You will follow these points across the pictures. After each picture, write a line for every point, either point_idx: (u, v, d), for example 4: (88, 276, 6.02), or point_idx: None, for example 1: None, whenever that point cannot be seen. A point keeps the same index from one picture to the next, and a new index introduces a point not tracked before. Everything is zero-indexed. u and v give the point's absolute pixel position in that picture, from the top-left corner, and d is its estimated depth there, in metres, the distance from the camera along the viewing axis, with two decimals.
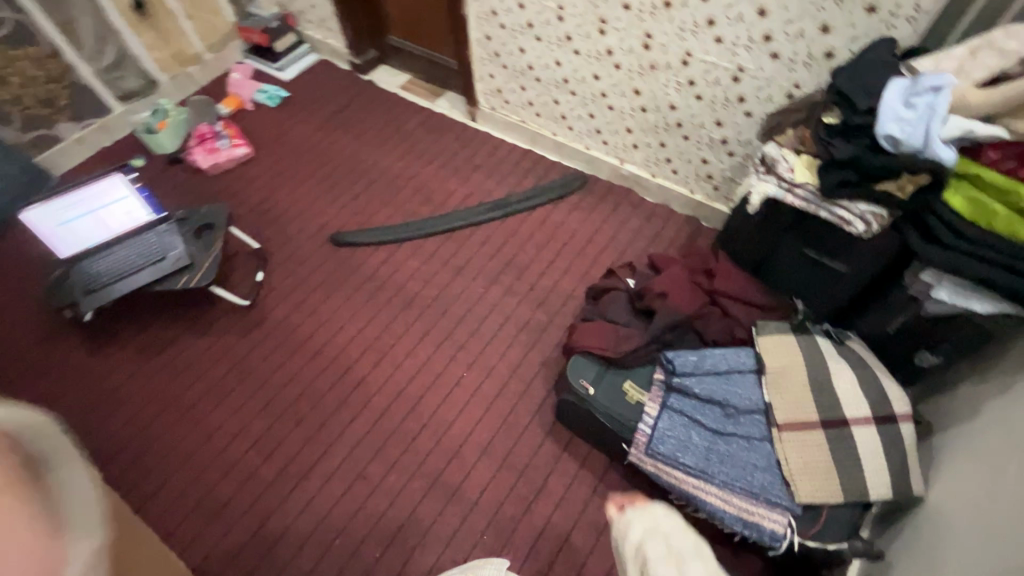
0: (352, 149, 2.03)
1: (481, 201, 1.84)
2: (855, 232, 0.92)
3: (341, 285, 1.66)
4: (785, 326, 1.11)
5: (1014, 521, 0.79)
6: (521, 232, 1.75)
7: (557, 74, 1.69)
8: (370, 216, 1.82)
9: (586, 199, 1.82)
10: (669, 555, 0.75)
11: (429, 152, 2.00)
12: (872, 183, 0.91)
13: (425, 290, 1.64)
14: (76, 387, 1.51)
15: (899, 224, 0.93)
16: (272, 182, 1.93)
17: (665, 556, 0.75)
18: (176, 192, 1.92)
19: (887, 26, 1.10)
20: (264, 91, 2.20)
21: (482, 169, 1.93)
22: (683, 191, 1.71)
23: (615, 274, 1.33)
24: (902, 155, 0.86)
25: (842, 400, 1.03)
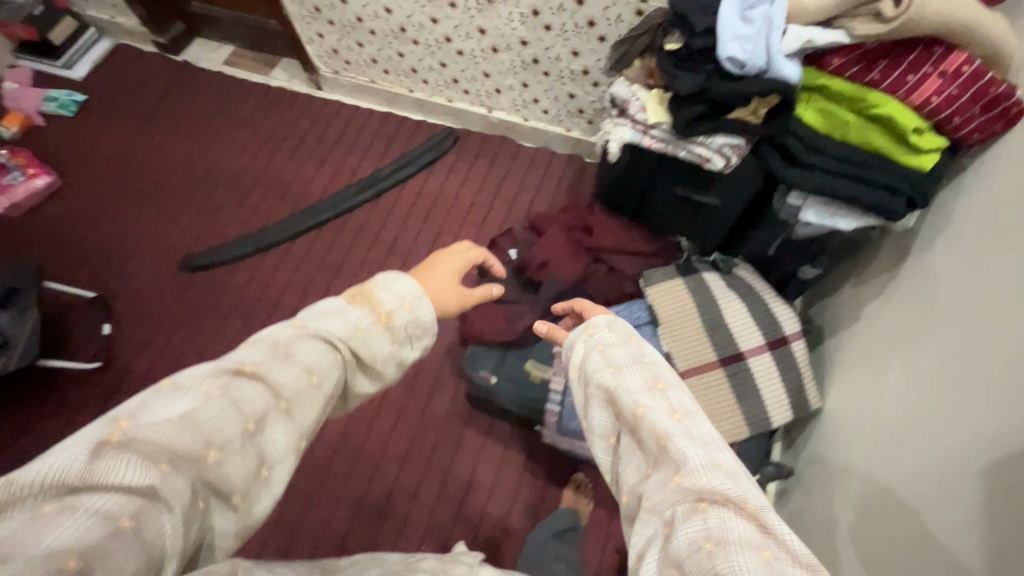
0: (183, 150, 1.72)
1: (347, 184, 1.63)
2: (716, 169, 0.86)
3: (208, 317, 1.45)
4: (672, 269, 1.06)
5: (911, 405, 0.81)
6: (398, 210, 1.59)
7: (392, 23, 1.47)
8: (221, 228, 1.57)
9: (461, 157, 1.66)
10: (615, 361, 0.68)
11: (274, 136, 1.73)
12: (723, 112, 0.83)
13: (306, 300, 1.47)
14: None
15: (759, 149, 0.87)
16: (93, 211, 1.61)
17: (605, 362, 0.69)
18: None
19: None
20: (54, 99, 1.79)
21: (341, 146, 1.70)
22: (559, 131, 1.59)
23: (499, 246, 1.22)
24: (748, 78, 0.78)
25: (736, 333, 1.02)
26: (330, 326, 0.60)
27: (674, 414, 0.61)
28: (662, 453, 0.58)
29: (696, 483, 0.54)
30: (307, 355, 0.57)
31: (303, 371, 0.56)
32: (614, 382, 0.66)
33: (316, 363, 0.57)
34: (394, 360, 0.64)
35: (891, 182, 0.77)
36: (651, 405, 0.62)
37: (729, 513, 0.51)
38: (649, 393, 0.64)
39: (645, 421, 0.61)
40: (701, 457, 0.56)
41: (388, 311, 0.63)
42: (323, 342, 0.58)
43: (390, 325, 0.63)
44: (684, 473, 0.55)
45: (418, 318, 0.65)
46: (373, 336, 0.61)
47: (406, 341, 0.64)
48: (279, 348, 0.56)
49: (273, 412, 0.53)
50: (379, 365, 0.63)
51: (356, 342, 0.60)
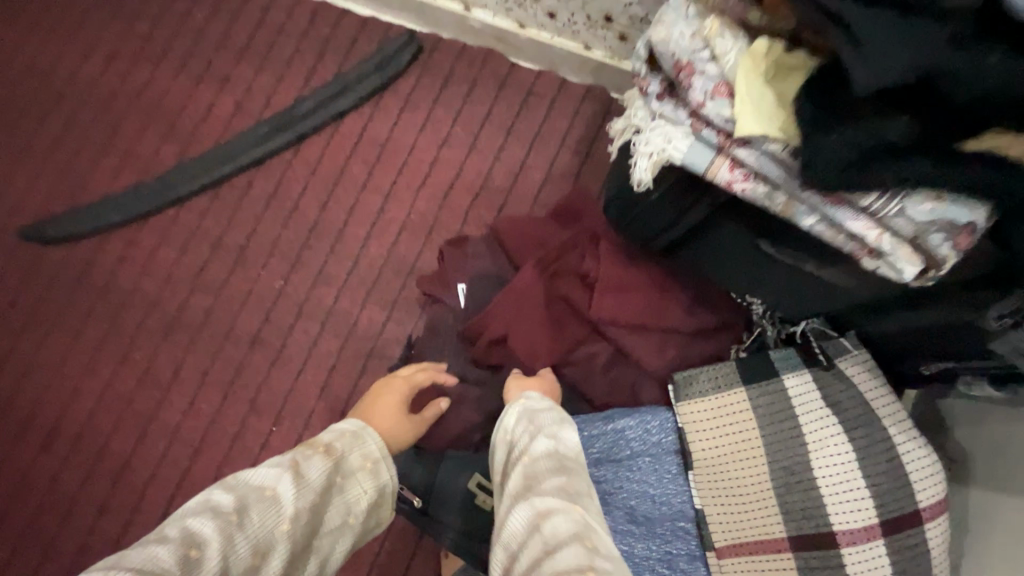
0: (31, 54, 1.18)
1: (257, 120, 1.12)
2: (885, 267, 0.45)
3: (67, 314, 1.06)
4: (727, 368, 0.61)
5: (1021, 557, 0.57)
6: (328, 165, 1.09)
7: None
8: (81, 181, 1.11)
9: (423, 81, 1.10)
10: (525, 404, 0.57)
11: (158, 35, 1.18)
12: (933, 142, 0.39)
13: (197, 297, 1.06)
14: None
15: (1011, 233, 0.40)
16: None
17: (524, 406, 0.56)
18: None
19: None
20: None
21: (251, 56, 1.15)
22: (573, 48, 1.02)
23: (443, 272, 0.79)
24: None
25: (827, 498, 0.57)
26: (265, 499, 0.50)
27: (556, 448, 0.51)
28: (529, 479, 0.48)
29: (541, 502, 0.45)
30: (238, 538, 0.47)
31: (233, 561, 0.46)
32: (520, 417, 0.55)
33: (258, 539, 0.48)
34: (331, 518, 0.53)
35: None
36: (535, 438, 0.51)
37: (561, 516, 0.43)
38: (541, 425, 0.53)
39: (523, 453, 0.51)
40: (563, 480, 0.47)
41: (331, 454, 0.55)
42: (253, 528, 0.48)
43: (334, 473, 0.54)
44: (535, 494, 0.46)
45: (370, 451, 0.57)
46: (309, 494, 0.51)
47: (361, 483, 0.56)
48: (186, 553, 0.45)
49: None
50: (320, 531, 0.52)
51: (295, 501, 0.51)
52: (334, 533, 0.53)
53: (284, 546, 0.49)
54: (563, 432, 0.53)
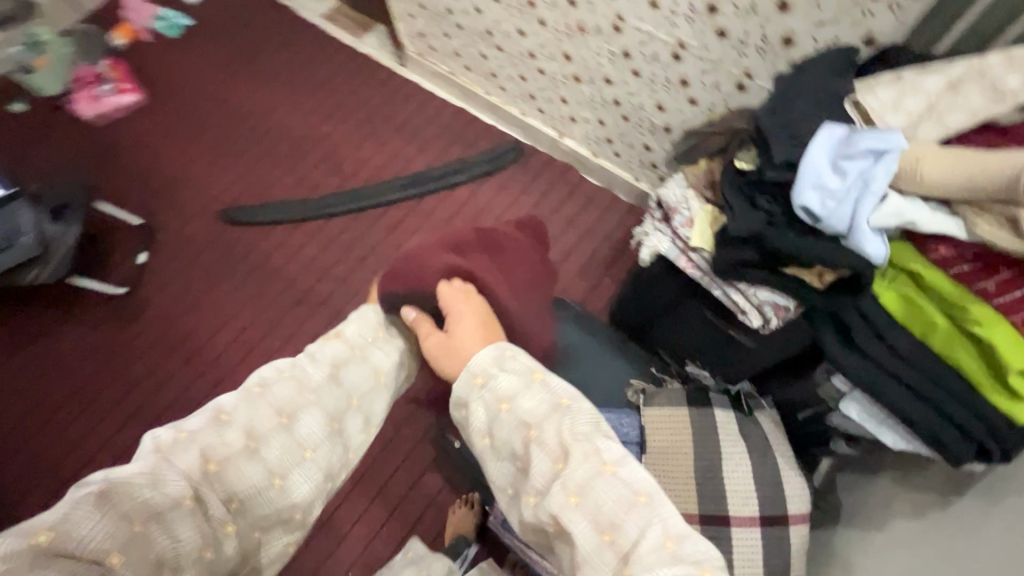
0: (257, 97, 1.70)
1: (397, 175, 1.58)
2: (748, 323, 0.77)
3: (231, 273, 1.48)
4: (680, 394, 0.94)
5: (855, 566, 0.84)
6: (438, 215, 1.52)
7: (478, 23, 1.36)
8: (267, 187, 1.58)
9: (519, 175, 1.55)
10: (482, 386, 0.62)
11: (346, 105, 1.68)
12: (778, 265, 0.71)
13: (322, 284, 1.46)
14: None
15: (814, 317, 0.72)
16: (164, 139, 1.65)
17: (486, 398, 0.62)
18: (55, 145, 1.63)
19: (861, 14, 0.83)
20: (163, 18, 1.79)
21: (404, 132, 1.63)
22: (626, 177, 1.45)
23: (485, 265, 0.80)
24: (819, 232, 0.64)
25: (728, 492, 0.87)
26: (286, 377, 0.63)
27: (605, 467, 0.56)
28: (606, 526, 0.54)
29: (638, 554, 0.52)
30: (262, 399, 0.61)
31: (263, 417, 0.60)
32: (524, 432, 0.59)
33: (283, 403, 0.62)
34: (351, 381, 0.67)
35: (968, 423, 0.59)
36: (577, 463, 0.56)
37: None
38: (564, 440, 0.58)
39: (569, 482, 0.56)
40: (646, 520, 0.53)
41: (341, 337, 0.69)
42: (279, 390, 0.62)
43: (353, 349, 0.68)
44: (628, 546, 0.53)
45: (386, 335, 0.72)
46: (322, 368, 0.65)
47: (382, 352, 0.70)
48: (220, 416, 0.59)
49: (237, 467, 0.57)
50: (348, 388, 0.66)
51: (313, 372, 0.65)
52: (362, 389, 0.67)
53: (309, 404, 0.63)
54: (594, 452, 0.57)
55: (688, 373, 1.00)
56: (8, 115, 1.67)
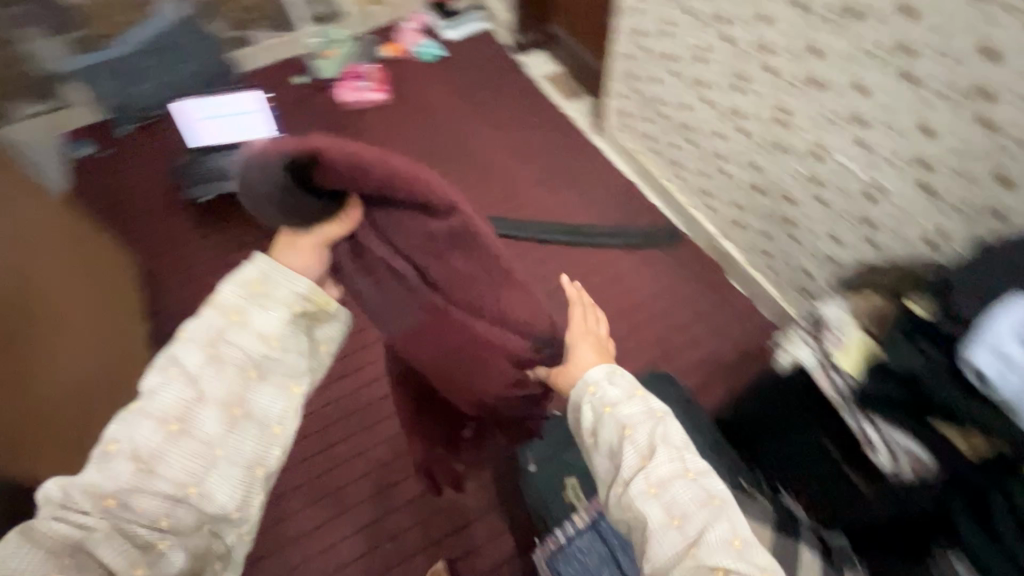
0: (468, 122, 1.99)
1: (558, 220, 1.73)
2: (876, 460, 0.81)
3: None
4: (771, 517, 0.86)
5: None
6: (581, 266, 1.63)
7: (680, 116, 1.49)
8: None
9: (666, 257, 1.63)
10: (594, 392, 0.69)
11: (536, 149, 1.90)
12: (922, 413, 0.73)
13: None
14: (161, 256, 1.74)
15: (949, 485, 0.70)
16: (387, 132, 1.98)
17: (593, 402, 0.69)
18: (311, 113, 2.04)
19: None
20: (424, 46, 2.20)
21: (577, 187, 1.80)
22: (774, 294, 1.46)
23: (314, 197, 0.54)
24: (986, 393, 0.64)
25: None
26: (170, 377, 0.55)
27: (687, 472, 0.62)
28: (677, 514, 0.59)
29: (706, 545, 0.57)
30: (150, 406, 0.54)
31: (148, 431, 0.53)
32: (619, 430, 0.65)
33: (168, 408, 0.54)
34: (251, 353, 0.57)
35: None
36: (660, 457, 0.62)
37: None
38: (654, 441, 0.64)
39: (652, 475, 0.62)
40: (715, 516, 0.59)
41: (224, 310, 0.57)
42: (164, 397, 0.54)
43: (228, 316, 0.56)
44: (695, 535, 0.58)
45: (270, 290, 0.57)
46: (201, 355, 0.55)
47: (271, 309, 0.57)
48: (108, 447, 0.53)
49: (143, 490, 0.52)
50: (245, 358, 0.57)
51: (191, 360, 0.55)
52: (265, 355, 0.57)
53: (206, 393, 0.55)
54: (677, 459, 0.62)
55: (779, 501, 0.93)
56: (290, 84, 2.12)
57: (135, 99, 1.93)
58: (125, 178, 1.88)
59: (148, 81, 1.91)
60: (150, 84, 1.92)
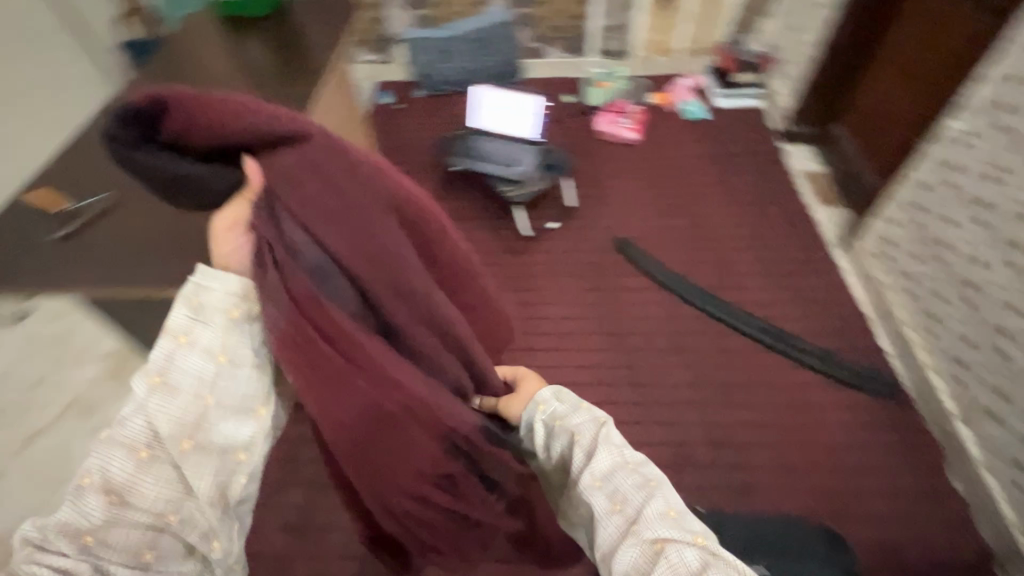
0: (707, 189, 1.96)
1: (764, 318, 1.61)
2: None
3: (592, 276, 1.70)
4: None
5: None
6: (773, 375, 1.49)
7: (963, 271, 1.29)
8: (661, 245, 1.78)
9: (875, 409, 1.42)
10: (543, 411, 0.67)
11: (767, 240, 1.80)
12: None
13: (641, 338, 1.58)
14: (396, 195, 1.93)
15: None
16: (625, 168, 2.02)
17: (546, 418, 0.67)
18: (565, 126, 2.17)
19: None
20: (692, 106, 2.24)
21: (798, 294, 1.65)
22: (1012, 521, 1.18)
23: (180, 157, 0.44)
24: None
25: None
26: (136, 403, 0.49)
27: (626, 463, 0.61)
28: (618, 498, 0.59)
29: (643, 519, 0.57)
30: (124, 432, 0.48)
31: (120, 460, 0.48)
32: (567, 438, 0.64)
33: (145, 429, 0.49)
34: (211, 368, 0.51)
35: None
36: (600, 451, 0.62)
37: (682, 545, 0.55)
38: (594, 441, 0.63)
39: (595, 470, 0.61)
40: (650, 495, 0.59)
41: (182, 329, 0.51)
42: (136, 421, 0.49)
43: (177, 337, 0.51)
44: (634, 515, 0.58)
45: (205, 300, 0.52)
46: (162, 376, 0.50)
47: (213, 324, 0.52)
48: (81, 480, 0.47)
49: (120, 522, 0.47)
50: (207, 374, 0.51)
51: (145, 383, 0.49)
52: (228, 374, 0.52)
53: (171, 414, 0.49)
54: (618, 451, 0.63)
55: None
56: (558, 100, 2.31)
57: (436, 75, 2.29)
58: (404, 130, 2.19)
59: (454, 64, 2.26)
60: (453, 66, 2.27)
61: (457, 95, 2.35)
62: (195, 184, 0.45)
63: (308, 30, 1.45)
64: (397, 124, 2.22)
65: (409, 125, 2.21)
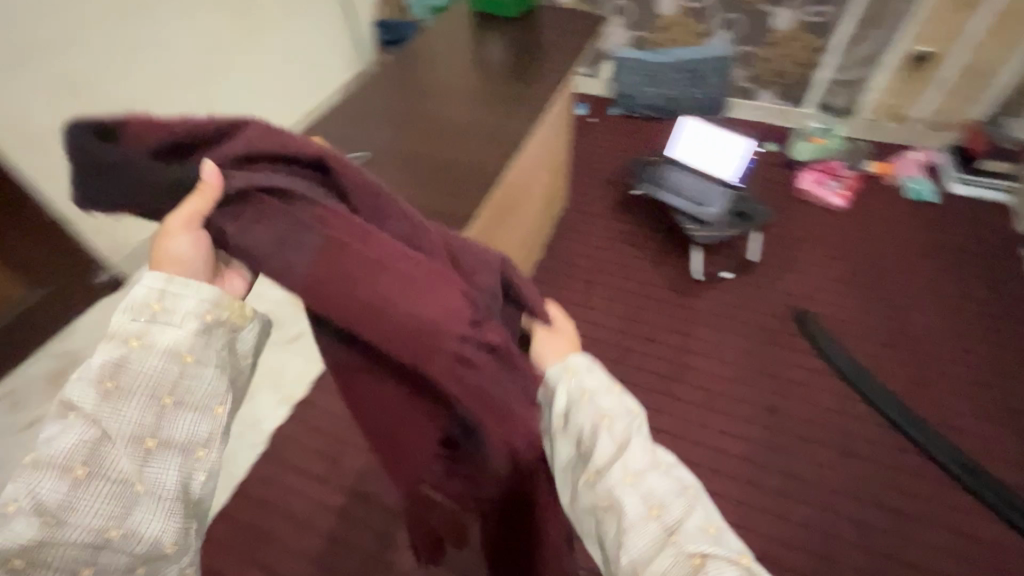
0: (920, 282, 1.70)
1: (963, 450, 1.36)
2: None
3: (759, 343, 1.57)
4: None
5: None
6: (962, 521, 1.26)
7: None
8: (849, 330, 1.59)
9: None
10: (569, 378, 0.55)
11: (986, 360, 1.52)
12: None
13: (803, 426, 1.42)
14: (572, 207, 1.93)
15: None
16: (823, 235, 1.82)
17: (568, 388, 0.55)
18: (763, 175, 2.01)
19: None
20: (920, 184, 1.95)
21: (1014, 435, 1.39)
22: None
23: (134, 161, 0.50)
24: None
25: None
26: (78, 419, 0.46)
27: (661, 464, 0.51)
28: (653, 501, 0.48)
29: (685, 531, 0.46)
30: (60, 447, 0.45)
31: (59, 475, 0.45)
32: (589, 418, 0.52)
33: (83, 443, 0.46)
34: (168, 366, 0.49)
35: None
36: (633, 443, 0.51)
37: (728, 565, 0.45)
38: (625, 430, 0.51)
39: (625, 463, 0.49)
40: (689, 503, 0.49)
41: (140, 332, 0.49)
42: (74, 434, 0.46)
43: (132, 340, 0.49)
44: (672, 525, 0.47)
45: (172, 305, 0.50)
46: (110, 381, 0.47)
47: (181, 326, 0.50)
48: (6, 506, 0.43)
49: (56, 539, 0.44)
50: (163, 377, 0.48)
51: (90, 392, 0.47)
52: (185, 372, 0.49)
53: (121, 420, 0.47)
54: (652, 448, 0.52)
55: None
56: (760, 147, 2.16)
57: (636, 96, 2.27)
58: (593, 145, 2.19)
59: (657, 89, 2.22)
60: (656, 91, 2.23)
61: (652, 120, 2.30)
62: (136, 175, 0.50)
63: (547, 39, 1.50)
64: (587, 138, 2.22)
65: (598, 140, 2.21)
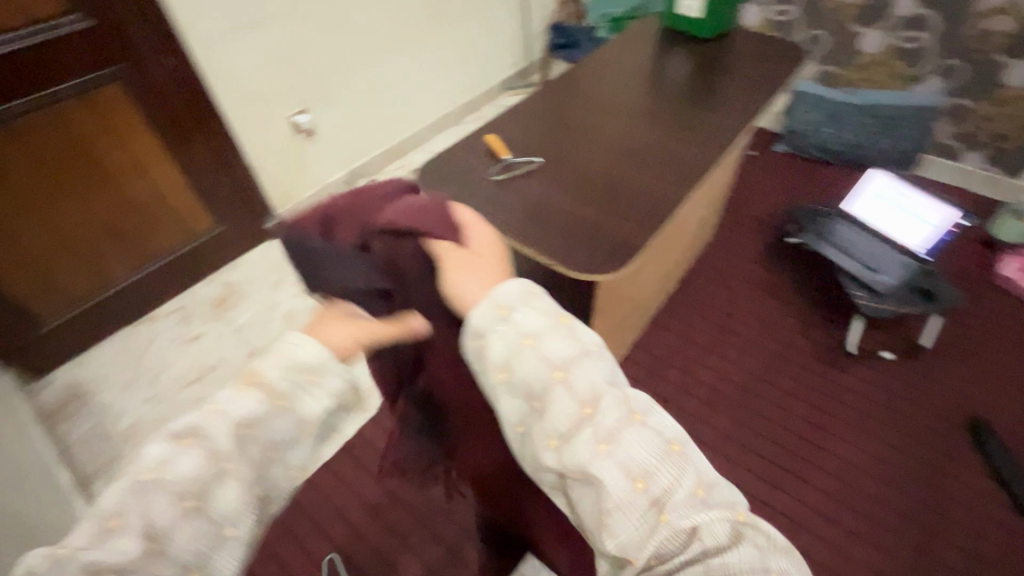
0: None
1: None
2: None
3: (913, 441, 1.35)
4: None
5: None
6: None
7: None
8: None
9: None
10: (502, 321, 0.40)
11: None
12: None
13: (955, 551, 1.20)
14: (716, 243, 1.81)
15: None
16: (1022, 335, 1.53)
17: (498, 330, 0.40)
18: (951, 250, 1.74)
19: None
20: None
21: None
22: None
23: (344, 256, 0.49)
24: None
25: None
26: (201, 451, 0.36)
27: (633, 414, 0.38)
28: (638, 472, 0.36)
29: (673, 502, 0.36)
30: (173, 478, 0.36)
31: (167, 509, 0.35)
32: (543, 373, 0.38)
33: (199, 481, 0.36)
34: (291, 430, 0.39)
35: None
36: (605, 396, 0.38)
37: (728, 525, 0.36)
38: (587, 377, 0.39)
39: (596, 428, 0.37)
40: (677, 461, 0.38)
41: (275, 384, 0.39)
42: (195, 467, 0.36)
43: (272, 395, 0.39)
44: (659, 496, 0.36)
45: (323, 377, 0.40)
46: (241, 429, 0.37)
47: (325, 394, 0.40)
48: (112, 522, 0.34)
49: None
50: (282, 441, 0.39)
51: (221, 431, 0.37)
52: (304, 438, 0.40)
53: (238, 473, 0.37)
54: (618, 391, 0.39)
55: None
56: None
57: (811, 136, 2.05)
58: (750, 180, 2.03)
59: (839, 132, 1.99)
60: (838, 133, 2.00)
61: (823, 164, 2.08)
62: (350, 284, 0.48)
63: (736, 65, 1.40)
64: (745, 173, 2.07)
65: (757, 177, 2.05)
